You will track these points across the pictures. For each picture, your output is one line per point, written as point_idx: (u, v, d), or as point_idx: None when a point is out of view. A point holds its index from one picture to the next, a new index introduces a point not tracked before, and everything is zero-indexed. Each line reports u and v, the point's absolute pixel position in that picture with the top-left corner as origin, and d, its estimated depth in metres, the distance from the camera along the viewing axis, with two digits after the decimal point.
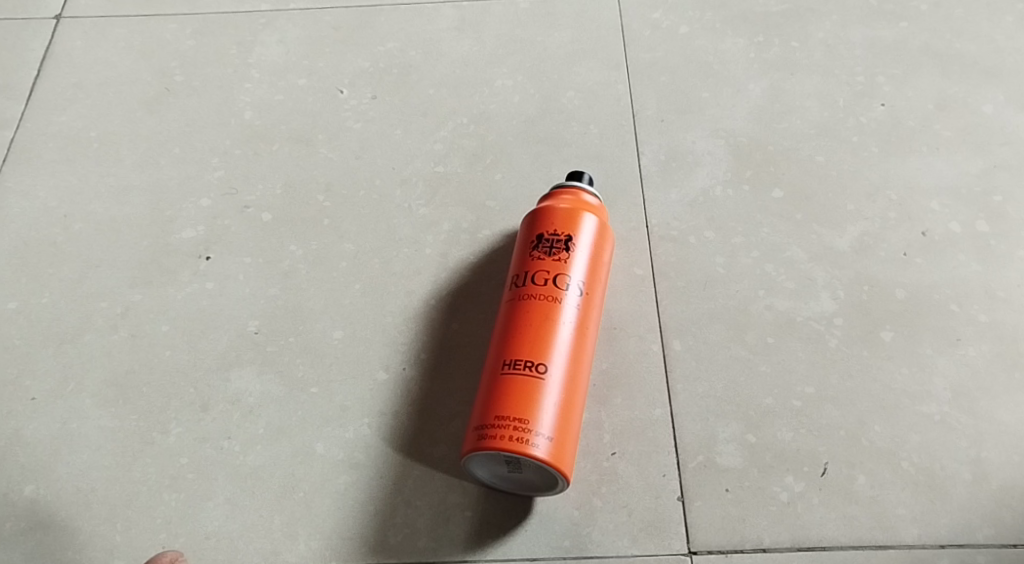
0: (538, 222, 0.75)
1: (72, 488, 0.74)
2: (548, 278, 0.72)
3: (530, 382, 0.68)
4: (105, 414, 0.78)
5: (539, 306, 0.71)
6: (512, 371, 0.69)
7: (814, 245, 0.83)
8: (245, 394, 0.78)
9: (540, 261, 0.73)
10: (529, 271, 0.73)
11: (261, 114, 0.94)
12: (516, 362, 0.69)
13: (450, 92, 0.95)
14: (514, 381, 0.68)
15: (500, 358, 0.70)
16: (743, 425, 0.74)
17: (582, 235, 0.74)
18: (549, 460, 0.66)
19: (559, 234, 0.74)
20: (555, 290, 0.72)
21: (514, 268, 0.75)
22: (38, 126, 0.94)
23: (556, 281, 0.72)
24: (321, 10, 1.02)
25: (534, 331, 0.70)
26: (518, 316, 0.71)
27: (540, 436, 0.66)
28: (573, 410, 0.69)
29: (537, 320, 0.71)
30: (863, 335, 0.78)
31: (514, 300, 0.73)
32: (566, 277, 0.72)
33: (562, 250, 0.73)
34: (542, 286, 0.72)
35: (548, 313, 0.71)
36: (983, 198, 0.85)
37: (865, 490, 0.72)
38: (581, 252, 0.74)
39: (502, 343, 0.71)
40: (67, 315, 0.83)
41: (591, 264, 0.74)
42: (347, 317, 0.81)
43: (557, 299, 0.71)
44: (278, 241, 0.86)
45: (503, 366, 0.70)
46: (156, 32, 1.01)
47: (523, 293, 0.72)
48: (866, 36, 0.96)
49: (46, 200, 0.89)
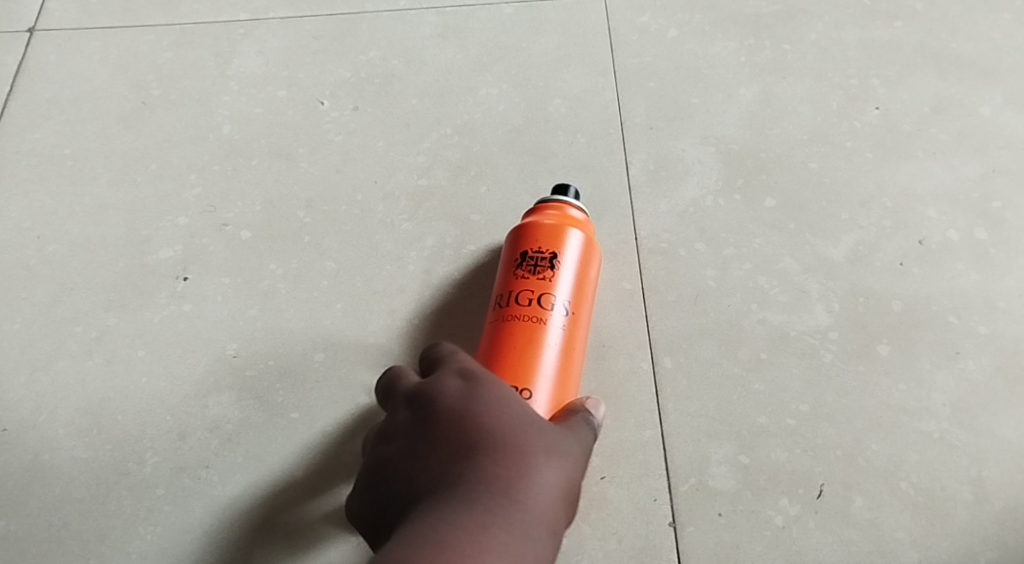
0: (523, 239, 0.72)
1: (43, 524, 0.73)
2: (533, 298, 0.70)
3: None
4: (79, 444, 0.76)
5: (524, 328, 0.69)
6: None
7: (807, 255, 0.80)
8: (224, 420, 0.77)
9: (525, 281, 0.71)
10: (514, 289, 0.71)
11: (241, 128, 0.92)
12: None
13: (434, 101, 0.92)
14: None
15: None
16: (736, 445, 0.72)
17: (569, 252, 0.72)
18: None
19: (544, 252, 0.71)
20: (541, 311, 0.70)
21: (499, 286, 0.72)
22: (11, 142, 0.92)
23: (542, 301, 0.70)
24: (302, 19, 0.99)
25: (518, 354, 0.68)
26: (502, 335, 0.69)
27: None
28: None
29: (523, 339, 0.69)
30: (859, 349, 0.76)
31: (497, 320, 0.70)
32: (552, 297, 0.70)
33: (548, 269, 0.71)
34: (526, 307, 0.70)
35: (531, 333, 0.69)
36: (982, 204, 0.82)
37: (863, 513, 0.70)
38: (568, 271, 0.71)
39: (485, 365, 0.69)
40: (41, 340, 0.81)
41: (577, 281, 0.72)
42: (329, 340, 0.80)
43: (543, 320, 0.69)
44: (257, 259, 0.84)
45: None
46: (133, 44, 0.98)
47: (506, 312, 0.70)
48: (858, 37, 0.94)
49: (20, 220, 0.87)
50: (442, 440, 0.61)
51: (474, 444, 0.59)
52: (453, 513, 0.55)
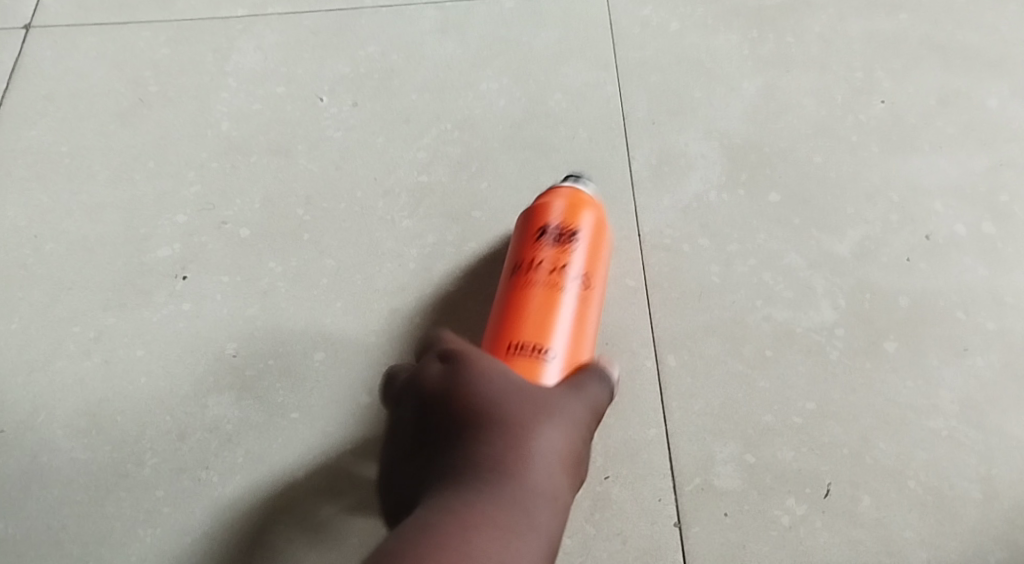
0: (539, 208, 0.72)
1: (42, 526, 0.73)
2: (552, 262, 0.69)
3: (535, 366, 0.65)
4: (77, 445, 0.75)
5: (543, 290, 0.68)
6: (516, 356, 0.66)
7: (813, 251, 0.79)
8: (224, 421, 0.76)
9: (542, 246, 0.70)
10: (530, 259, 0.70)
11: (239, 125, 0.91)
12: (519, 346, 0.66)
13: (434, 97, 0.91)
14: (518, 366, 0.65)
15: (501, 341, 0.67)
16: (742, 444, 0.72)
17: (585, 225, 0.71)
18: None
19: (562, 218, 0.71)
20: (559, 273, 0.69)
21: (514, 254, 0.72)
22: (7, 140, 0.91)
23: (560, 265, 0.69)
24: (299, 14, 0.97)
25: (538, 314, 0.67)
26: (517, 301, 0.68)
27: None
28: None
29: (540, 304, 0.68)
30: (865, 346, 0.75)
31: (512, 287, 0.70)
32: (570, 261, 0.69)
33: (566, 235, 0.70)
34: (545, 270, 0.69)
35: (548, 298, 0.68)
36: (990, 198, 0.81)
37: (870, 512, 0.69)
38: (585, 237, 0.71)
39: (502, 326, 0.68)
40: (39, 341, 0.80)
41: (592, 255, 0.71)
42: (329, 339, 0.79)
43: (560, 288, 0.68)
44: (256, 258, 0.83)
45: (505, 350, 0.66)
46: (129, 40, 0.97)
47: (522, 279, 0.69)
48: (864, 28, 0.92)
49: (17, 219, 0.86)
50: (437, 426, 0.60)
51: (468, 431, 0.59)
52: (453, 501, 0.55)
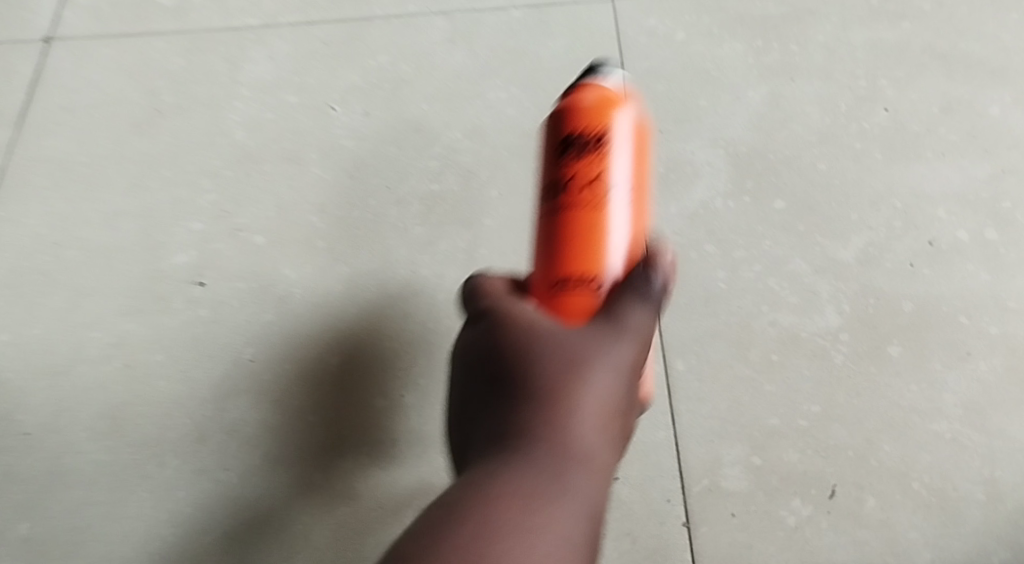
0: (564, 121, 0.64)
1: (67, 526, 0.75)
2: (588, 185, 0.62)
3: (587, 305, 0.62)
4: (100, 447, 0.78)
5: (583, 218, 0.62)
6: (565, 295, 0.62)
7: (817, 257, 0.81)
8: (242, 424, 0.78)
9: (575, 166, 0.63)
10: (564, 176, 0.63)
11: (253, 134, 0.92)
12: (567, 284, 0.62)
13: (444, 106, 0.93)
14: (569, 307, 0.62)
15: (548, 279, 0.63)
16: (749, 446, 0.73)
17: (621, 128, 0.63)
18: None
19: (592, 132, 0.63)
20: (598, 198, 0.62)
21: (546, 174, 0.65)
22: (28, 150, 0.93)
23: (599, 187, 0.62)
24: (311, 24, 0.99)
25: (581, 246, 0.62)
26: (558, 232, 0.63)
27: None
28: None
29: (588, 231, 0.62)
30: (869, 351, 0.76)
31: (556, 208, 0.64)
32: (608, 182, 0.62)
33: (598, 151, 0.62)
34: (582, 195, 0.62)
35: (596, 221, 0.62)
36: (992, 205, 0.83)
37: (875, 513, 0.71)
38: (620, 151, 0.63)
39: (546, 260, 0.64)
40: (60, 346, 0.82)
41: (632, 163, 0.64)
42: (343, 343, 0.81)
43: (603, 206, 0.62)
44: (271, 265, 0.85)
45: (554, 288, 0.63)
46: (144, 50, 0.98)
47: (564, 199, 0.63)
48: (867, 37, 0.93)
49: (38, 227, 0.88)
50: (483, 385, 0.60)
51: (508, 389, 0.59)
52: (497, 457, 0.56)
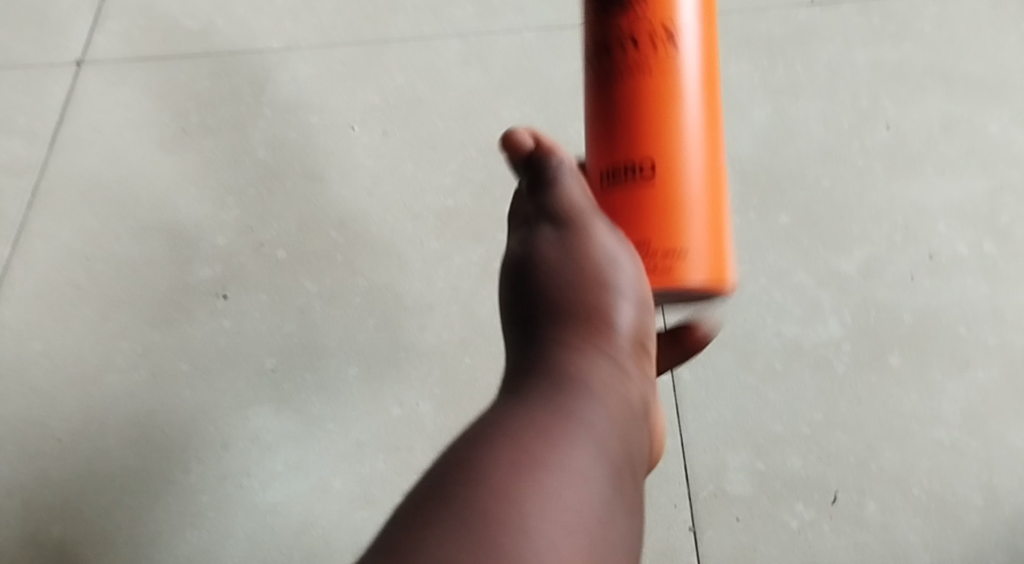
0: None
1: (97, 528, 0.79)
2: (650, 36, 0.50)
3: (662, 188, 0.50)
4: (128, 453, 0.81)
5: (647, 79, 0.50)
6: (632, 180, 0.50)
7: (821, 269, 0.83)
8: (264, 431, 0.81)
9: (631, 15, 0.50)
10: (618, 34, 0.51)
11: (275, 152, 0.96)
12: (633, 167, 0.50)
13: (459, 125, 0.96)
14: (639, 194, 0.50)
15: (609, 167, 0.51)
16: (753, 452, 0.76)
17: None
18: (710, 280, 0.50)
19: None
20: (663, 49, 0.50)
21: (594, 38, 0.52)
22: (61, 169, 0.97)
23: (663, 37, 0.50)
24: (330, 46, 1.02)
25: (649, 114, 0.50)
26: (617, 105, 0.51)
27: (693, 256, 0.50)
28: (722, 216, 0.52)
29: (653, 96, 0.50)
30: (871, 360, 0.79)
31: (604, 81, 0.51)
32: (675, 28, 0.50)
33: None
34: (644, 48, 0.50)
35: (663, 86, 0.50)
36: (991, 219, 0.85)
37: (876, 517, 0.73)
38: None
39: (603, 144, 0.51)
40: (91, 356, 0.86)
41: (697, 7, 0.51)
42: (362, 353, 0.84)
43: (671, 61, 0.50)
44: (293, 278, 0.88)
45: (618, 176, 0.50)
46: (171, 71, 1.02)
47: (622, 69, 0.51)
48: (870, 57, 0.95)
49: (70, 242, 0.92)
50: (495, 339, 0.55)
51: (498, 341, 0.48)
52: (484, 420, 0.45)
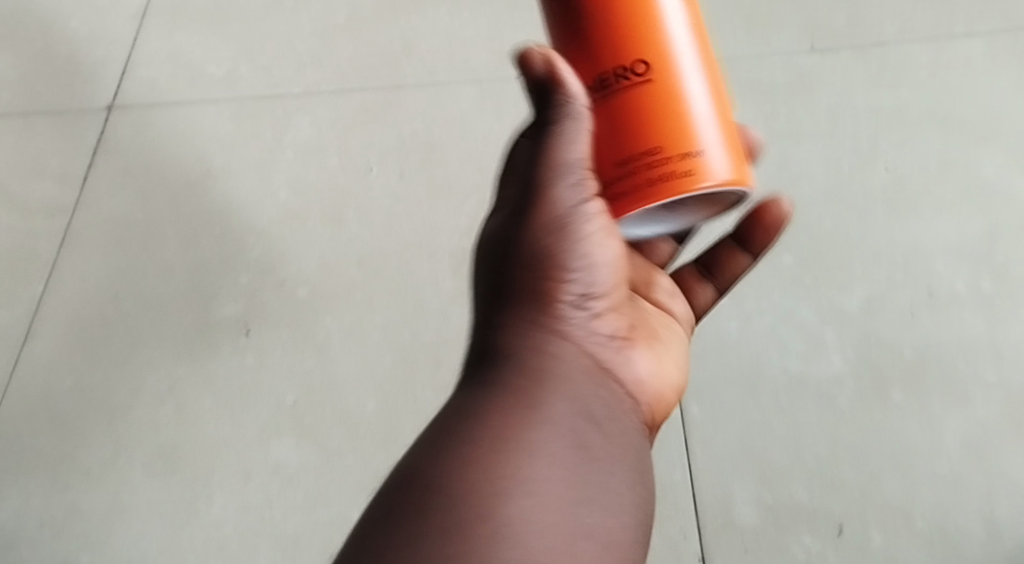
0: None
1: (125, 557, 0.82)
2: None
3: (657, 88, 0.54)
4: (154, 484, 0.84)
5: None
6: (626, 86, 0.54)
7: (824, 306, 0.86)
8: (286, 463, 0.84)
9: None
10: None
11: (296, 194, 1.00)
12: (624, 74, 0.54)
13: (473, 167, 0.99)
14: (635, 96, 0.54)
15: (601, 82, 0.54)
16: (760, 484, 0.78)
17: None
18: (728, 171, 0.55)
19: None
20: None
21: None
22: (91, 210, 1.01)
23: None
24: (349, 91, 1.06)
25: (626, 22, 0.53)
26: (592, 25, 0.54)
27: (706, 150, 0.55)
28: (720, 102, 0.57)
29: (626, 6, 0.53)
30: (873, 395, 0.81)
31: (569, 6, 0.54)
32: None
33: None
34: None
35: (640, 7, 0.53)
36: (988, 258, 0.88)
37: (880, 548, 0.75)
38: None
39: (586, 63, 0.55)
40: (118, 390, 0.89)
41: None
42: (380, 387, 0.87)
43: None
44: (313, 314, 0.91)
45: (611, 90, 0.54)
46: (196, 116, 1.06)
47: None
48: (869, 102, 0.99)
49: (99, 280, 0.96)
50: None
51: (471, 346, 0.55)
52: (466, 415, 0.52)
